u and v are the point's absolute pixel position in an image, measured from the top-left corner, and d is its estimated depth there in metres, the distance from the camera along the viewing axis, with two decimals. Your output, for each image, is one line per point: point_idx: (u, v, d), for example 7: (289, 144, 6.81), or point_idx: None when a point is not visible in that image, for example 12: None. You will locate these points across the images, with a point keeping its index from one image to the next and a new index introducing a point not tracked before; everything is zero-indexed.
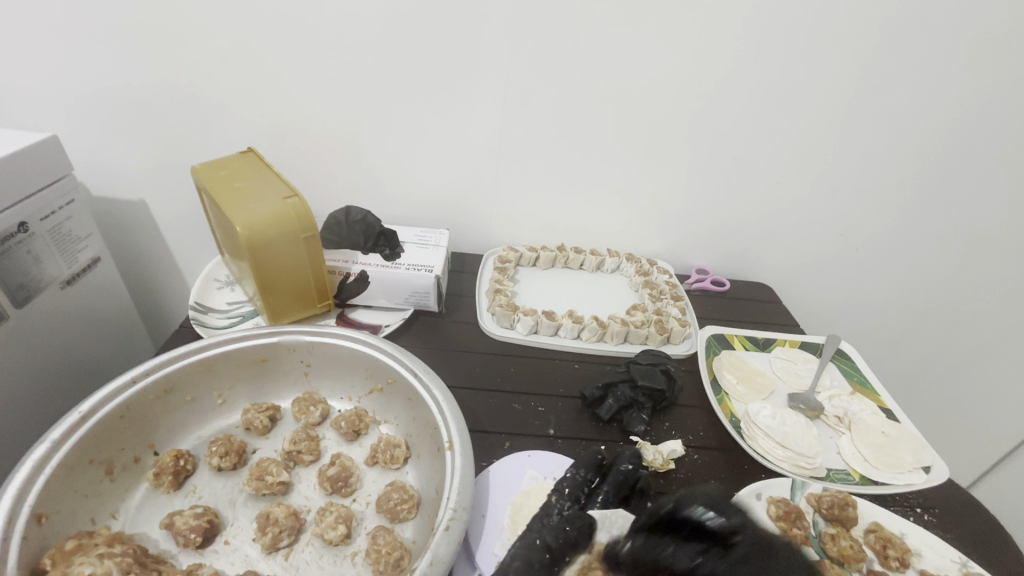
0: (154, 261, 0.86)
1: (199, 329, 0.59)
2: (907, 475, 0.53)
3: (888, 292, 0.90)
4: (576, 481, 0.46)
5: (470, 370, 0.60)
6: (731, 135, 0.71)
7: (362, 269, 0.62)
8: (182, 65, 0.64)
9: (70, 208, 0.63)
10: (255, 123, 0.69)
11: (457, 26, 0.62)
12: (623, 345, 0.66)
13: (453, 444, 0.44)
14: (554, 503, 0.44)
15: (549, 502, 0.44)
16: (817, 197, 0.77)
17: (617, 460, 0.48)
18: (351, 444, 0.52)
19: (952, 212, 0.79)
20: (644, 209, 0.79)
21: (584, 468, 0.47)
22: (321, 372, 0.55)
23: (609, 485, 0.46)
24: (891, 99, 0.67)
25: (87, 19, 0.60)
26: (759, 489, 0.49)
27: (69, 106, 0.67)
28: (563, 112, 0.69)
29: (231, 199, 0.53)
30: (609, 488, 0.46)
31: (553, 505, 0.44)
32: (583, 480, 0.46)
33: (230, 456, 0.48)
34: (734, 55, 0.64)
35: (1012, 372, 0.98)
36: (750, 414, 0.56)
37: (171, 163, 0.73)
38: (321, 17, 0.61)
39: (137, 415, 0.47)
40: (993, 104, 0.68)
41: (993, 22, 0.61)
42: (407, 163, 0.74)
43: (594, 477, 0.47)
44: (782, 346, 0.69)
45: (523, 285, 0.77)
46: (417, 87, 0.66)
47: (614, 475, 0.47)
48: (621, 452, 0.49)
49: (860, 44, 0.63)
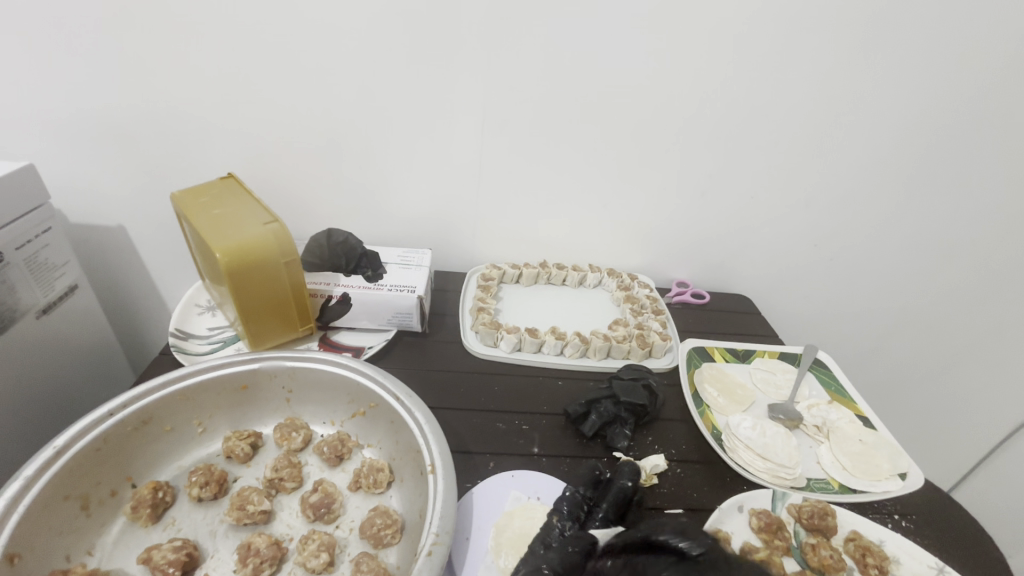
0: (133, 286, 0.85)
1: (180, 356, 0.59)
2: (884, 483, 0.54)
3: (863, 300, 0.92)
4: (575, 500, 0.46)
5: (454, 390, 0.60)
6: (705, 152, 0.73)
7: (344, 291, 0.62)
8: (161, 92, 0.64)
9: (47, 236, 0.62)
10: (236, 147, 0.70)
11: (435, 51, 0.63)
12: (606, 360, 0.67)
13: (435, 467, 0.44)
14: (555, 525, 0.45)
15: (550, 523, 0.45)
16: (790, 209, 0.79)
17: (616, 477, 0.49)
18: (334, 470, 0.51)
19: (919, 221, 0.82)
20: (624, 225, 0.81)
21: (584, 487, 0.48)
22: (304, 397, 0.55)
23: (608, 504, 0.46)
24: (855, 115, 0.70)
25: (66, 47, 0.60)
26: (741, 501, 0.50)
27: (46, 133, 0.66)
28: (540, 132, 0.70)
29: (211, 225, 0.53)
30: (609, 506, 0.46)
31: (555, 527, 0.44)
32: (583, 499, 0.47)
33: (210, 485, 0.47)
34: (705, 75, 0.66)
35: (986, 375, 1.01)
36: (730, 426, 0.58)
37: (150, 189, 0.73)
38: (300, 43, 0.62)
39: (115, 447, 0.46)
40: (950, 118, 0.71)
41: (945, 41, 0.64)
42: (389, 184, 0.74)
43: (592, 496, 0.47)
44: (761, 357, 0.71)
45: (506, 303, 0.77)
46: (396, 111, 0.68)
47: (614, 492, 0.47)
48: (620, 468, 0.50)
49: (824, 63, 0.66)
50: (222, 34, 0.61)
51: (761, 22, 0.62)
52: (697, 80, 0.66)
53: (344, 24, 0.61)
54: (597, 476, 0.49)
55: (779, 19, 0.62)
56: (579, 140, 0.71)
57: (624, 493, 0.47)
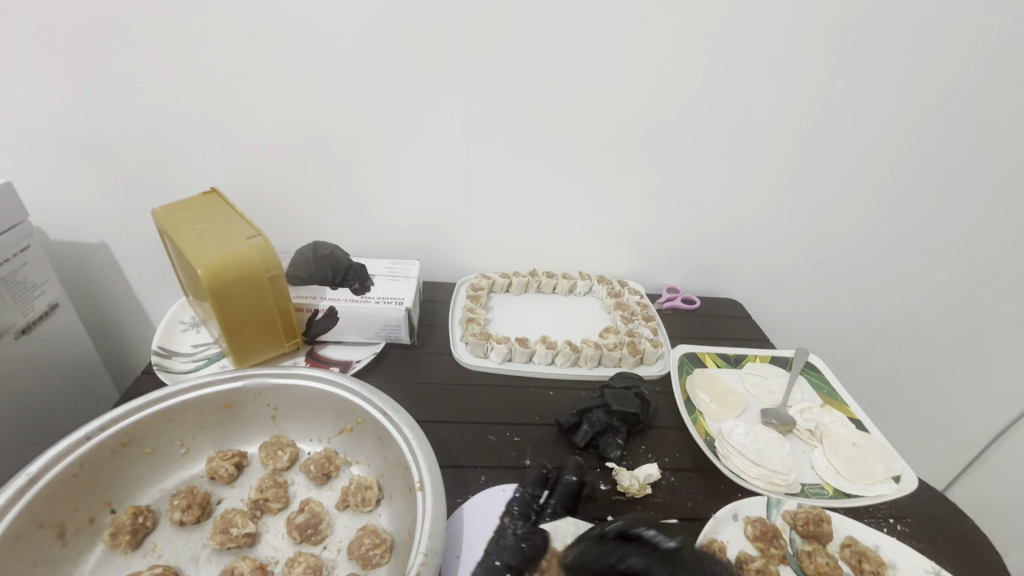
0: (117, 304, 0.83)
1: (163, 375, 0.58)
2: (878, 486, 0.54)
3: (852, 302, 0.92)
4: (524, 499, 0.49)
5: (444, 403, 0.59)
6: (691, 157, 0.73)
7: (331, 304, 0.61)
8: (142, 108, 0.64)
9: (25, 255, 0.61)
10: (220, 161, 0.69)
11: (419, 62, 0.63)
12: (598, 368, 0.67)
13: (424, 484, 0.43)
14: (508, 524, 0.47)
15: (503, 523, 0.47)
16: (777, 212, 0.79)
17: (561, 472, 0.51)
18: (321, 488, 0.51)
19: (905, 222, 0.82)
20: (613, 231, 0.81)
21: (532, 485, 0.50)
22: (290, 414, 0.54)
23: (556, 498, 0.49)
24: (837, 119, 0.71)
25: (42, 63, 0.59)
26: (736, 509, 0.49)
27: (24, 150, 0.65)
28: (527, 141, 0.70)
29: (192, 240, 0.52)
30: (557, 502, 0.49)
31: (508, 526, 0.46)
32: (531, 497, 0.49)
33: (193, 509, 0.46)
34: (689, 81, 0.66)
35: (975, 373, 1.01)
36: (724, 432, 0.57)
37: (132, 205, 0.72)
38: (282, 55, 0.61)
39: (93, 472, 0.45)
40: (931, 119, 0.71)
41: (923, 44, 0.65)
42: (375, 196, 0.74)
43: (542, 492, 0.50)
44: (753, 361, 0.70)
45: (496, 312, 0.77)
46: (381, 122, 0.67)
47: (560, 486, 0.50)
48: (565, 464, 0.53)
49: (806, 68, 0.66)
50: (203, 48, 0.60)
51: (742, 29, 0.63)
52: (681, 86, 0.67)
53: (326, 36, 0.61)
54: (544, 475, 0.51)
55: (760, 25, 0.63)
56: (566, 148, 0.71)
57: (569, 485, 0.50)
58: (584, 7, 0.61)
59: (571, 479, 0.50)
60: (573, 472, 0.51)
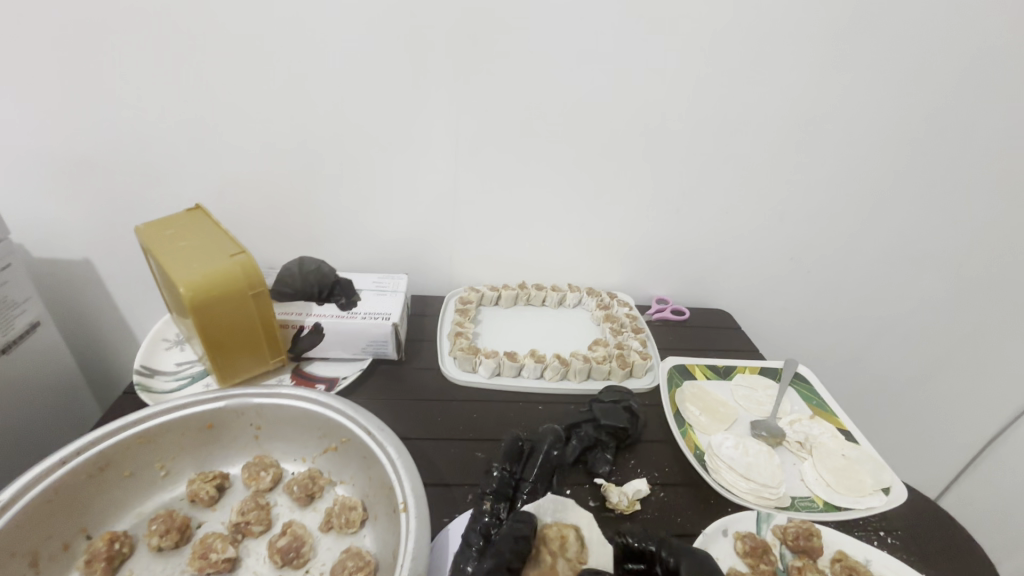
0: (101, 321, 0.82)
1: (144, 395, 0.57)
2: (868, 499, 0.54)
3: (841, 311, 0.93)
4: (503, 478, 0.50)
5: (431, 419, 0.58)
6: (677, 170, 0.73)
7: (316, 320, 0.61)
8: (127, 124, 0.63)
9: (6, 273, 0.60)
10: (205, 176, 0.69)
11: (406, 77, 0.63)
12: (587, 381, 0.66)
13: (407, 505, 0.42)
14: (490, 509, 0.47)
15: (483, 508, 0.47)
16: (764, 223, 0.80)
17: (540, 447, 0.53)
18: (305, 510, 0.50)
19: (891, 232, 0.83)
20: (601, 243, 0.81)
21: (509, 461, 0.51)
22: (273, 434, 0.53)
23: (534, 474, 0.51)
24: (821, 131, 0.72)
25: (26, 80, 0.59)
26: (725, 525, 0.49)
27: (7, 167, 0.65)
28: (514, 154, 0.70)
29: (175, 258, 0.52)
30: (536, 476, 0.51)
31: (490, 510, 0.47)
32: (510, 475, 0.50)
33: (171, 534, 0.46)
34: (674, 94, 0.67)
35: (964, 381, 1.02)
36: (713, 446, 0.57)
37: (116, 221, 0.71)
38: (269, 71, 0.62)
39: (67, 497, 0.44)
40: (912, 130, 0.72)
41: (902, 58, 0.66)
42: (363, 210, 0.74)
43: (518, 467, 0.51)
44: (742, 373, 0.70)
45: (485, 326, 0.76)
46: (368, 137, 0.67)
47: (540, 459, 0.52)
48: (541, 436, 0.54)
49: (789, 81, 0.67)
50: (188, 64, 0.60)
51: (725, 43, 0.64)
52: (666, 99, 0.67)
53: (313, 52, 0.61)
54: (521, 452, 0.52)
55: (743, 39, 0.64)
56: (553, 162, 0.72)
57: (549, 460, 0.52)
58: (568, 23, 0.61)
59: (552, 454, 0.53)
60: (555, 447, 0.53)
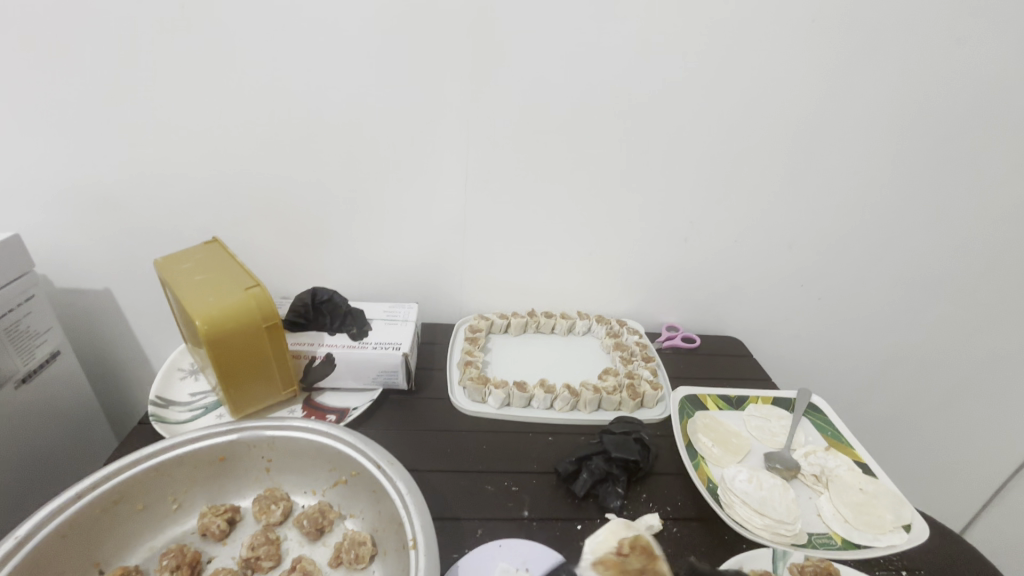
0: (119, 350, 0.84)
1: (159, 426, 0.57)
2: (888, 536, 0.52)
3: (855, 338, 0.91)
4: (509, 526, 0.50)
5: (441, 452, 0.58)
6: (685, 199, 0.74)
7: (328, 351, 0.62)
8: (151, 159, 0.66)
9: (30, 303, 0.62)
10: (223, 208, 0.70)
11: (418, 112, 0.65)
12: (597, 412, 0.66)
13: (417, 542, 0.42)
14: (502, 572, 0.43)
15: None
16: (773, 251, 0.80)
17: (552, 495, 0.54)
18: (314, 544, 0.50)
19: (903, 258, 0.82)
20: (610, 272, 0.81)
21: (520, 507, 0.53)
22: (284, 466, 0.54)
23: (542, 518, 0.52)
24: (827, 160, 0.72)
25: (56, 119, 0.62)
26: (740, 562, 0.48)
27: (36, 202, 0.67)
28: (523, 185, 0.72)
29: (193, 292, 0.53)
30: (545, 520, 0.51)
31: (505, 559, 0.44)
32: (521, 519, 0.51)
33: (182, 568, 0.46)
34: (679, 127, 0.68)
35: (985, 409, 1.00)
36: (726, 479, 0.56)
37: (137, 252, 0.73)
38: (286, 107, 0.64)
39: (82, 532, 0.45)
40: (919, 159, 0.73)
41: (905, 89, 0.67)
42: (374, 239, 0.75)
43: (527, 510, 0.52)
44: (755, 403, 0.69)
45: (495, 354, 0.77)
46: (382, 170, 0.69)
47: (547, 506, 0.53)
48: (550, 483, 0.56)
49: (794, 110, 0.68)
50: (210, 102, 0.63)
51: (729, 75, 0.65)
52: (672, 130, 0.69)
53: (328, 88, 0.63)
54: (530, 499, 0.54)
55: (747, 71, 0.65)
56: (562, 192, 0.73)
57: (558, 505, 0.53)
58: (576, 60, 0.63)
59: (559, 500, 0.54)
60: (564, 493, 0.54)
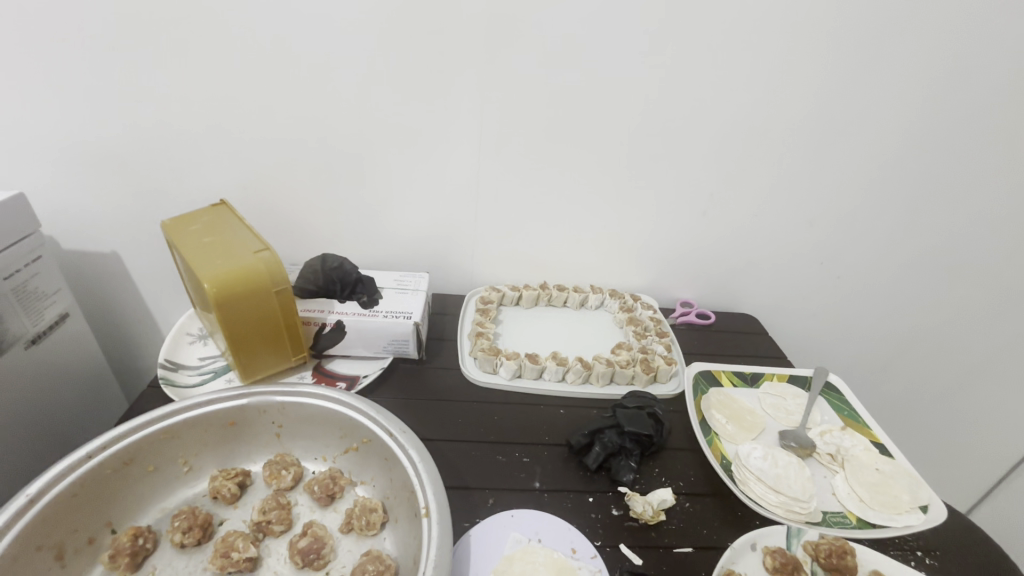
0: (127, 313, 0.83)
1: (168, 390, 0.57)
2: (905, 517, 0.51)
3: (873, 317, 0.89)
4: (522, 497, 0.50)
5: (453, 421, 0.58)
6: (707, 171, 0.72)
7: (338, 318, 0.61)
8: (158, 120, 0.64)
9: (37, 265, 0.61)
10: (231, 173, 0.69)
11: (433, 74, 0.62)
12: (610, 386, 0.65)
13: (429, 511, 0.42)
14: None
15: None
16: (793, 227, 0.78)
17: (565, 468, 0.54)
18: (325, 510, 0.50)
19: (930, 236, 0.80)
20: (623, 245, 0.79)
21: (532, 479, 0.52)
22: (294, 432, 0.54)
23: (554, 491, 0.51)
24: (858, 134, 0.69)
25: (59, 76, 0.60)
26: (753, 539, 0.48)
27: (42, 163, 0.66)
28: (540, 152, 0.69)
29: (200, 254, 0.51)
30: (557, 494, 0.51)
31: None
32: (533, 491, 0.51)
33: (193, 531, 0.47)
34: (705, 97, 0.65)
35: (1003, 392, 0.98)
36: (740, 456, 0.55)
37: (144, 214, 0.72)
38: (295, 67, 0.61)
39: (93, 491, 0.45)
40: (953, 135, 0.70)
41: (946, 60, 0.64)
42: (384, 208, 0.73)
43: (538, 481, 0.52)
44: (770, 380, 0.68)
45: (505, 326, 0.76)
46: (393, 136, 0.67)
47: (560, 477, 0.53)
48: (561, 457, 0.55)
49: (831, 78, 0.64)
50: (217, 60, 0.60)
51: (762, 39, 0.61)
52: (696, 100, 0.65)
53: (338, 49, 0.60)
54: (541, 472, 0.53)
55: (782, 37, 0.61)
56: (579, 161, 0.70)
57: (569, 477, 0.53)
58: (602, 21, 0.60)
59: (571, 473, 0.53)
60: (577, 466, 0.54)
